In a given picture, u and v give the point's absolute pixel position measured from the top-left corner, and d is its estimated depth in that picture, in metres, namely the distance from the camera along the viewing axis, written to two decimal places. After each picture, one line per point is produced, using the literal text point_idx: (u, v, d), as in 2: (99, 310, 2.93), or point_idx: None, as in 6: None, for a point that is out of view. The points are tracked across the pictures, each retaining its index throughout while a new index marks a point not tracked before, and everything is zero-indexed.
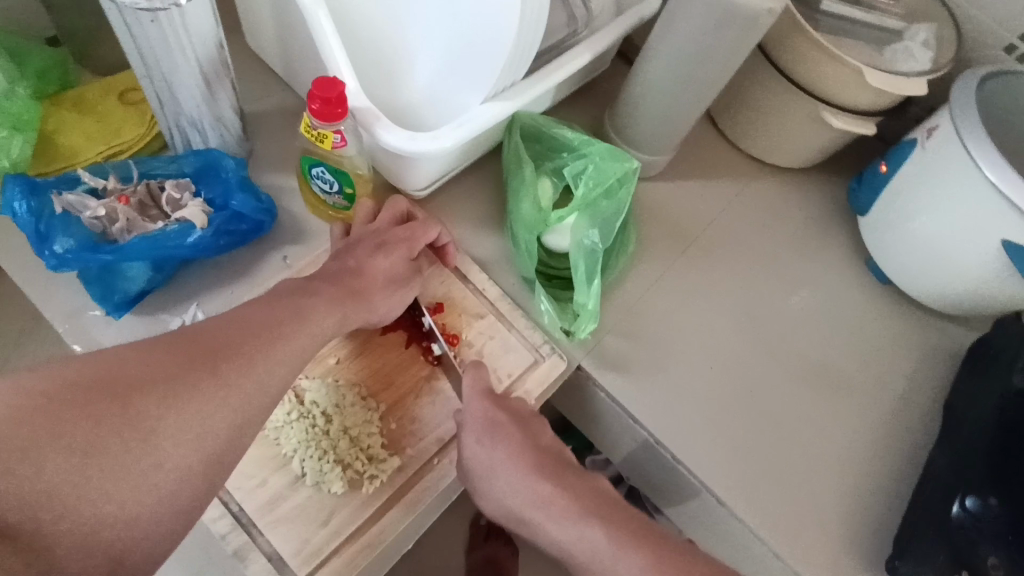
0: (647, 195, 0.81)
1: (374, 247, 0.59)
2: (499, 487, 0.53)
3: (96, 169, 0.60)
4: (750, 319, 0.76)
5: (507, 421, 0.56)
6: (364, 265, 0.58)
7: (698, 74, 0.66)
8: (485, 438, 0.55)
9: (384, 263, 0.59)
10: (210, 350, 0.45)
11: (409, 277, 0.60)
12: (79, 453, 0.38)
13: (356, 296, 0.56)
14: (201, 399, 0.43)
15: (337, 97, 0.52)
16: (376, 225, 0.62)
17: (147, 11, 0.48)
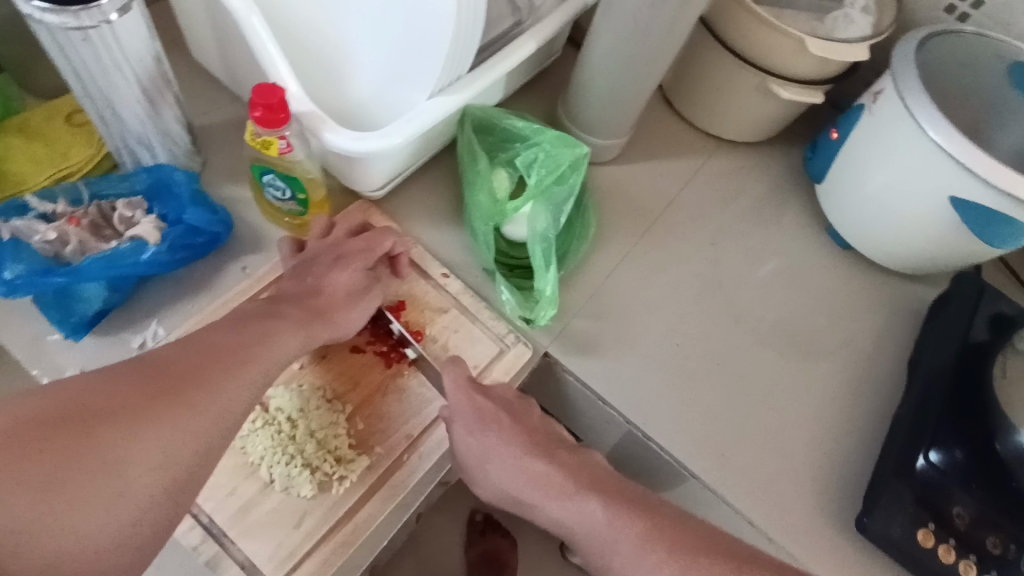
0: (605, 179, 0.81)
1: (329, 265, 0.60)
2: (498, 470, 0.58)
3: (45, 193, 0.60)
4: (715, 292, 0.77)
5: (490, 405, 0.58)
6: (323, 280, 0.59)
7: (642, 55, 0.67)
8: (476, 428, 0.56)
9: (340, 278, 0.59)
10: (169, 380, 0.46)
11: (368, 290, 0.61)
12: (44, 486, 0.39)
13: (318, 316, 0.57)
14: (165, 426, 0.44)
15: (280, 103, 0.53)
16: (331, 240, 0.62)
17: (76, 30, 0.48)
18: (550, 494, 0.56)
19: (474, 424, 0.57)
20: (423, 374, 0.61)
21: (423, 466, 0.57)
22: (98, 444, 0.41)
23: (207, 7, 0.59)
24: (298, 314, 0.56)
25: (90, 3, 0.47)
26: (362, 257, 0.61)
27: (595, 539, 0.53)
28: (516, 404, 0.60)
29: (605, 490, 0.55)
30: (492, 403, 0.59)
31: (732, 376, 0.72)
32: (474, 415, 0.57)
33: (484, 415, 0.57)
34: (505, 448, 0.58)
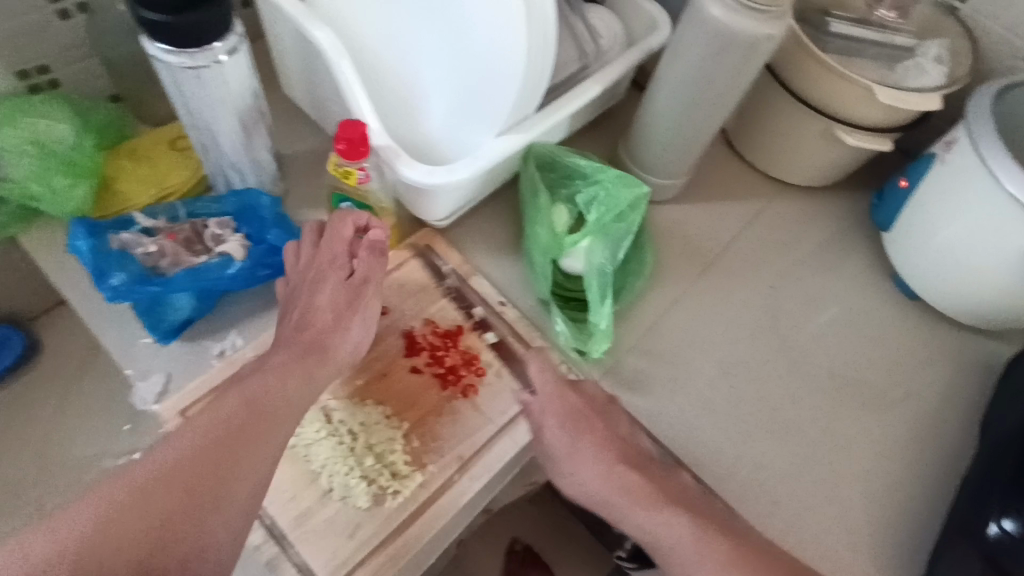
0: (664, 218, 0.82)
1: (315, 284, 0.59)
2: (585, 473, 0.58)
3: (148, 211, 0.66)
4: (772, 337, 0.76)
5: (584, 414, 0.60)
6: (312, 300, 0.58)
7: (705, 99, 0.68)
8: (567, 423, 0.59)
9: (324, 290, 0.58)
10: (239, 421, 0.50)
11: (354, 302, 0.58)
12: (152, 538, 0.44)
13: (315, 350, 0.56)
14: (244, 464, 0.48)
15: (361, 138, 0.57)
16: (304, 256, 0.60)
17: (191, 69, 0.54)
18: (642, 494, 0.57)
19: (568, 424, 0.59)
20: (476, 398, 0.63)
21: (472, 488, 0.59)
22: (199, 476, 0.47)
23: (301, 49, 0.65)
24: (295, 351, 0.55)
25: (205, 46, 0.53)
26: (340, 264, 0.59)
27: (675, 547, 0.54)
28: (607, 406, 0.62)
29: (692, 503, 0.57)
30: (585, 403, 0.61)
31: (788, 422, 0.71)
32: (563, 410, 0.60)
33: (575, 415, 0.60)
34: (590, 451, 0.59)
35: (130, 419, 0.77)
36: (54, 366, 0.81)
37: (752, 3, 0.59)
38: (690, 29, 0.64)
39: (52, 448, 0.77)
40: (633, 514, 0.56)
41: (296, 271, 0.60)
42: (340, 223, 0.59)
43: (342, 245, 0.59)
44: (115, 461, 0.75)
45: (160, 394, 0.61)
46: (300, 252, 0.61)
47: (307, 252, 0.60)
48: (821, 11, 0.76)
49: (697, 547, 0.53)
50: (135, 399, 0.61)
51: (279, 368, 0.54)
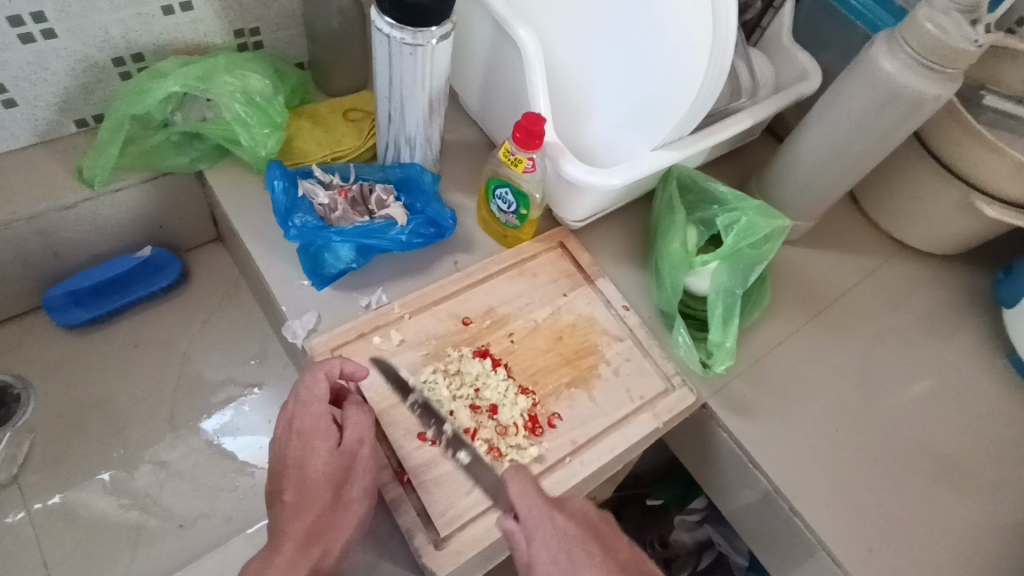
0: (782, 258, 0.84)
1: (302, 459, 0.58)
2: None
3: (326, 168, 0.73)
4: (878, 391, 0.76)
5: (582, 538, 0.56)
6: (305, 465, 0.58)
7: (854, 149, 0.70)
8: (561, 554, 0.54)
9: (311, 457, 0.58)
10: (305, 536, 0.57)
11: (349, 469, 0.58)
12: None
13: (315, 537, 0.57)
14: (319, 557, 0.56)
15: (540, 131, 0.62)
16: (291, 424, 0.59)
17: (410, 46, 0.60)
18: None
19: (563, 551, 0.55)
20: (594, 390, 0.67)
21: (582, 472, 0.62)
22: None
23: (490, 46, 0.72)
24: (297, 536, 0.56)
25: (425, 27, 0.59)
26: (326, 430, 0.58)
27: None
28: (603, 529, 0.58)
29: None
30: (579, 528, 0.56)
31: (888, 476, 0.71)
32: (557, 539, 0.55)
33: (570, 544, 0.55)
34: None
35: (257, 354, 0.82)
36: (195, 298, 0.85)
37: (928, 62, 0.61)
38: (855, 79, 0.67)
39: (179, 375, 0.80)
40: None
41: (285, 439, 0.59)
42: (314, 384, 0.59)
43: (325, 406, 0.59)
44: (240, 390, 0.80)
45: (310, 330, 0.66)
46: (285, 444, 0.59)
47: (298, 422, 0.59)
48: (976, 84, 0.77)
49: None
50: (287, 331, 0.66)
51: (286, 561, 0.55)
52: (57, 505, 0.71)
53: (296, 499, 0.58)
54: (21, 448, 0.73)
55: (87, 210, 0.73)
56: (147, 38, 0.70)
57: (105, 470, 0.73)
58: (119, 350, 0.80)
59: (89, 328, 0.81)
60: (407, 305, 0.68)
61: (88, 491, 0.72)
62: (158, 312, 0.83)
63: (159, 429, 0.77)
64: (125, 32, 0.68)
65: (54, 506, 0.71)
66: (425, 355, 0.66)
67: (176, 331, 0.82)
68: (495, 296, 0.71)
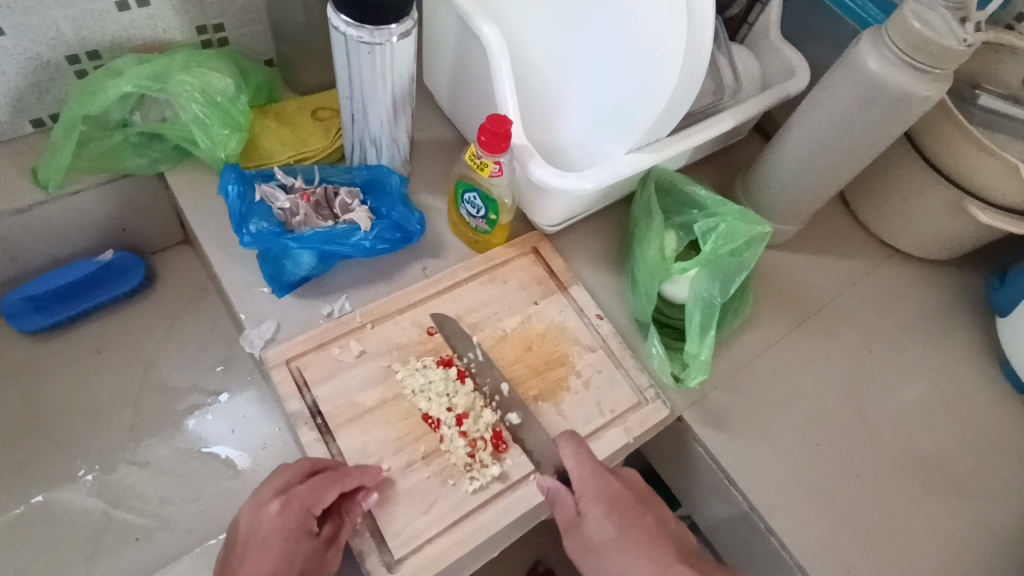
0: (766, 263, 0.81)
1: (267, 550, 0.52)
2: (632, 565, 0.54)
3: (289, 170, 0.70)
4: (865, 402, 0.73)
5: (630, 503, 0.57)
6: (263, 555, 0.52)
7: (840, 151, 0.67)
8: (612, 512, 0.56)
9: (275, 556, 0.51)
10: None
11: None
12: None
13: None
14: None
15: (505, 133, 0.59)
16: (272, 506, 0.54)
17: (367, 44, 0.57)
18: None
19: (613, 512, 0.56)
20: (563, 403, 0.64)
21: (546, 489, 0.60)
22: None
23: (458, 42, 0.68)
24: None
25: (383, 25, 0.56)
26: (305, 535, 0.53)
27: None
28: (650, 497, 0.60)
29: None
30: (630, 492, 0.59)
31: (871, 491, 0.68)
32: (608, 501, 0.57)
33: (621, 507, 0.57)
34: (638, 544, 0.55)
35: (224, 360, 0.81)
36: (162, 302, 0.83)
37: (913, 60, 0.58)
38: (840, 78, 0.63)
39: (143, 382, 0.78)
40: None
41: (258, 518, 0.54)
42: (325, 483, 0.55)
43: (317, 511, 0.54)
44: (205, 398, 0.79)
45: (268, 340, 0.64)
46: (258, 525, 0.53)
47: (284, 506, 0.54)
48: (971, 83, 0.73)
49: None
50: (245, 340, 0.64)
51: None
52: (41, 505, 0.70)
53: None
54: None
55: (44, 213, 0.71)
56: (102, 35, 0.68)
57: (88, 471, 0.73)
58: (84, 355, 0.78)
59: (53, 333, 0.79)
60: (370, 314, 0.66)
61: (71, 492, 0.72)
62: (123, 316, 0.81)
63: (122, 437, 0.75)
64: (78, 30, 0.66)
65: (36, 506, 0.70)
66: (387, 366, 0.63)
67: (142, 336, 0.81)
68: (463, 305, 0.68)
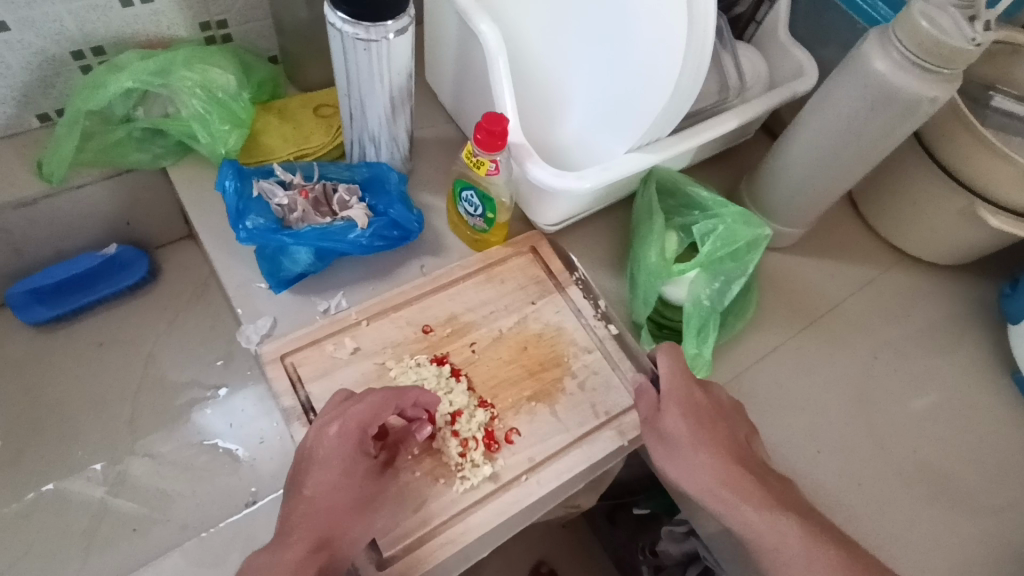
0: (771, 266, 0.80)
1: (331, 466, 0.54)
2: (700, 457, 0.56)
3: (288, 166, 0.70)
4: (871, 407, 0.72)
5: (709, 413, 0.58)
6: (331, 471, 0.54)
7: (846, 153, 0.66)
8: (691, 412, 0.58)
9: (340, 470, 0.54)
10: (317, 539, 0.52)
11: (377, 494, 0.56)
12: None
13: (326, 543, 0.52)
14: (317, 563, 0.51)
15: (501, 132, 0.59)
16: (328, 427, 0.55)
17: (364, 41, 0.57)
18: (750, 488, 0.54)
19: (689, 415, 0.57)
20: (558, 404, 0.64)
21: (539, 492, 0.59)
22: None
23: (457, 39, 0.68)
24: (307, 541, 0.52)
25: (380, 21, 0.56)
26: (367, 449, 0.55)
27: (779, 545, 0.53)
28: (729, 410, 0.60)
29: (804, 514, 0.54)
30: (709, 403, 0.59)
31: (873, 500, 0.67)
32: (692, 407, 0.58)
33: (699, 411, 0.58)
34: (709, 442, 0.57)
35: (223, 356, 0.81)
36: (166, 295, 0.84)
37: (921, 61, 0.57)
38: (847, 78, 0.62)
39: (143, 374, 0.79)
40: (745, 505, 0.54)
41: (316, 438, 0.55)
42: (381, 404, 0.55)
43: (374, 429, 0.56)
44: (204, 393, 0.79)
45: (264, 336, 0.64)
46: (318, 445, 0.55)
47: (340, 428, 0.55)
48: (985, 84, 0.71)
49: (807, 553, 0.52)
50: (242, 336, 0.64)
51: (294, 561, 0.51)
52: (51, 492, 0.72)
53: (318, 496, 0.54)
54: None
55: (48, 206, 0.72)
56: (106, 30, 0.68)
57: (98, 461, 0.74)
58: (88, 347, 0.79)
59: (59, 324, 0.80)
60: (365, 311, 0.66)
61: (73, 484, 0.73)
62: (126, 310, 0.82)
63: (123, 429, 0.76)
64: (82, 25, 0.67)
65: (46, 493, 0.72)
66: (381, 364, 0.63)
67: (146, 328, 0.82)
68: (459, 304, 0.68)
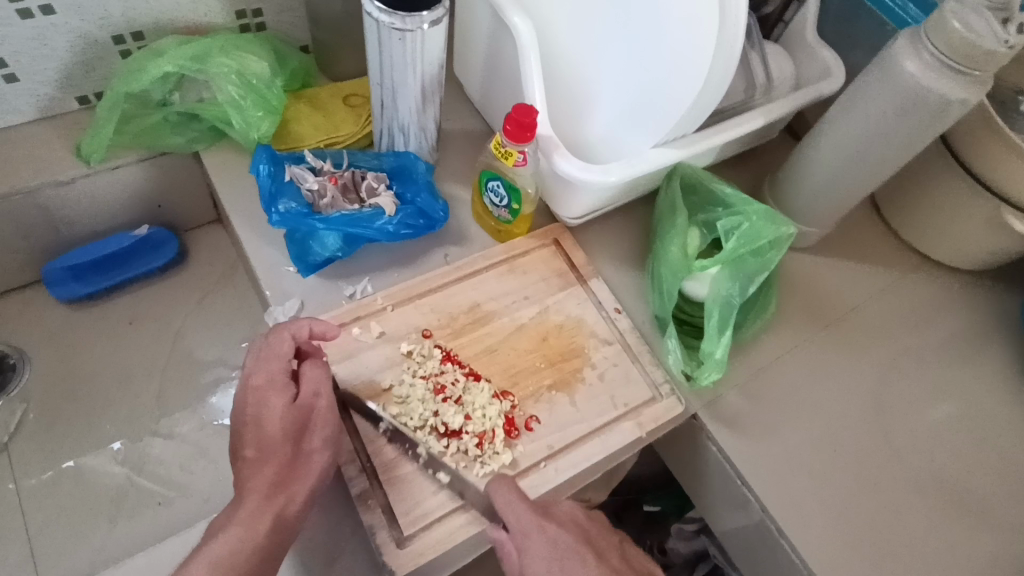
0: (792, 267, 0.80)
1: (259, 417, 0.56)
2: None
3: (319, 154, 0.72)
4: (888, 413, 0.72)
5: (575, 548, 0.53)
6: (263, 422, 0.56)
7: (871, 154, 0.66)
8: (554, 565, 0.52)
9: (266, 415, 0.56)
10: (264, 488, 0.54)
11: (307, 424, 0.56)
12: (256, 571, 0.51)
13: (279, 487, 0.54)
14: (264, 510, 0.53)
15: (531, 123, 0.60)
16: (247, 380, 0.57)
17: (398, 31, 0.58)
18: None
19: (554, 564, 0.52)
20: (576, 394, 0.64)
21: (555, 479, 0.60)
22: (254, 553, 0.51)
23: (489, 32, 0.69)
24: (256, 491, 0.53)
25: (415, 12, 0.58)
26: (283, 385, 0.57)
27: None
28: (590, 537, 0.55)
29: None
30: (568, 535, 0.54)
31: (887, 503, 0.67)
32: (549, 551, 0.53)
33: (562, 553, 0.53)
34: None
35: (249, 338, 0.83)
36: (192, 278, 0.86)
37: (952, 63, 0.57)
38: (876, 80, 0.62)
39: (171, 354, 0.81)
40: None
41: (240, 397, 0.57)
42: (280, 338, 0.58)
43: (286, 363, 0.58)
44: (229, 373, 0.81)
45: (292, 317, 0.66)
46: (246, 402, 0.57)
47: (256, 379, 0.57)
48: (1015, 90, 0.71)
49: None
50: (270, 317, 0.66)
51: (248, 514, 0.52)
52: (71, 469, 0.74)
53: (253, 451, 0.55)
54: (17, 417, 0.75)
55: (83, 186, 0.74)
56: (146, 16, 0.70)
57: (117, 439, 0.76)
58: (116, 325, 0.82)
59: (89, 303, 0.83)
60: (390, 297, 0.67)
61: (97, 459, 0.74)
62: (155, 290, 0.84)
63: (149, 406, 0.78)
64: (125, 10, 0.69)
65: (66, 470, 0.73)
66: (404, 349, 0.64)
67: (172, 309, 0.83)
68: (481, 293, 0.69)
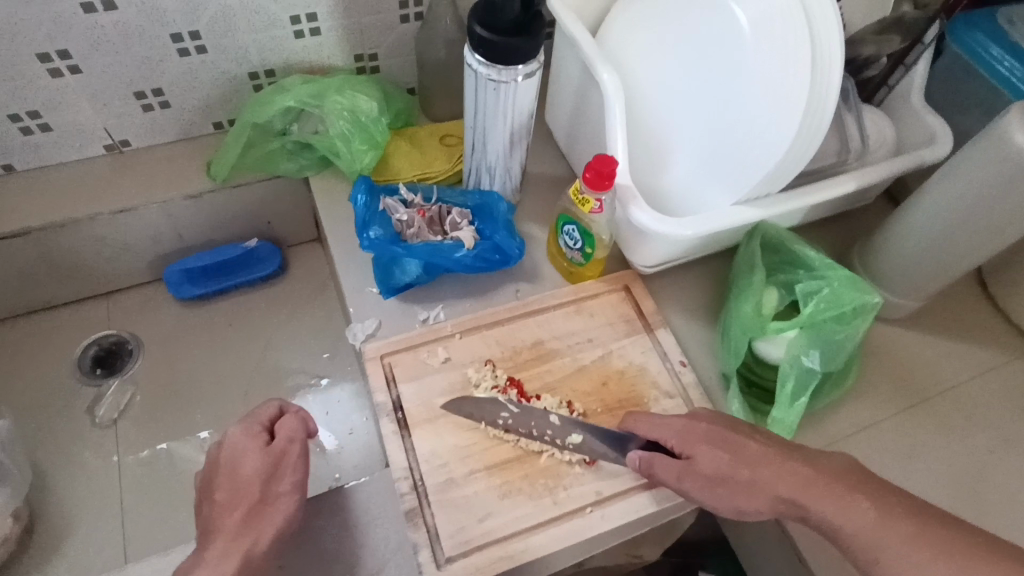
0: (880, 338, 0.75)
1: (237, 464, 0.61)
2: (744, 489, 0.55)
3: (411, 187, 0.77)
4: (979, 512, 0.65)
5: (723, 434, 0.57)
6: (238, 470, 0.61)
7: (976, 226, 0.62)
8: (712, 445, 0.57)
9: (242, 462, 0.61)
10: (233, 532, 0.58)
11: (280, 469, 0.61)
12: None
13: (247, 529, 0.58)
14: (229, 551, 0.57)
15: (610, 173, 0.62)
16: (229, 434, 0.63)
17: (494, 82, 0.63)
18: (817, 490, 0.53)
19: (712, 445, 0.57)
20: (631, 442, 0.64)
21: (601, 526, 0.60)
22: None
23: (579, 84, 0.73)
24: (223, 536, 0.58)
25: (510, 65, 0.62)
26: (260, 437, 0.62)
27: (870, 536, 0.50)
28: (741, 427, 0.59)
29: (865, 483, 0.53)
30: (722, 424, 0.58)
31: None
32: (702, 439, 0.57)
33: (718, 437, 0.57)
34: (745, 460, 0.56)
35: (330, 350, 0.90)
36: (288, 289, 0.94)
37: None
38: (981, 150, 0.59)
39: (261, 357, 0.89)
40: (816, 504, 0.52)
41: (218, 450, 0.63)
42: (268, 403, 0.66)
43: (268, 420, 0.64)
44: (309, 380, 0.87)
45: (368, 335, 0.71)
46: (228, 448, 0.63)
47: (241, 430, 0.63)
48: None
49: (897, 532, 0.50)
50: (350, 333, 0.71)
51: (216, 554, 0.57)
52: (164, 452, 0.82)
53: (225, 499, 0.60)
54: (126, 398, 0.85)
55: (208, 201, 0.84)
56: (278, 58, 0.80)
57: (206, 430, 0.83)
58: (218, 325, 0.91)
59: (199, 303, 0.92)
60: (460, 325, 0.70)
61: (189, 447, 0.82)
62: (253, 298, 0.93)
63: (235, 403, 0.85)
64: (261, 52, 0.78)
65: (159, 452, 0.82)
66: (464, 376, 0.67)
67: (267, 316, 0.92)
68: (546, 330, 0.71)
